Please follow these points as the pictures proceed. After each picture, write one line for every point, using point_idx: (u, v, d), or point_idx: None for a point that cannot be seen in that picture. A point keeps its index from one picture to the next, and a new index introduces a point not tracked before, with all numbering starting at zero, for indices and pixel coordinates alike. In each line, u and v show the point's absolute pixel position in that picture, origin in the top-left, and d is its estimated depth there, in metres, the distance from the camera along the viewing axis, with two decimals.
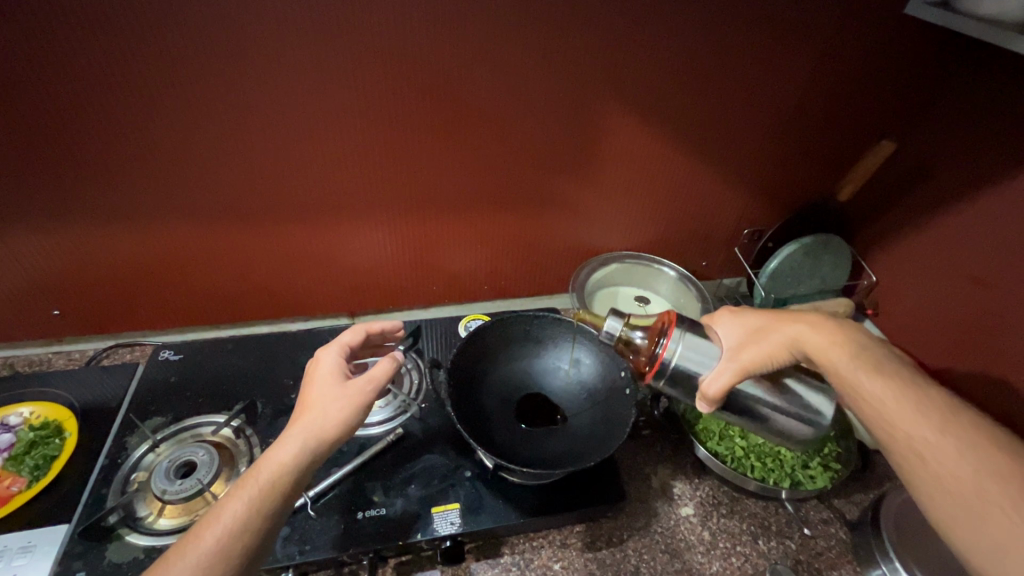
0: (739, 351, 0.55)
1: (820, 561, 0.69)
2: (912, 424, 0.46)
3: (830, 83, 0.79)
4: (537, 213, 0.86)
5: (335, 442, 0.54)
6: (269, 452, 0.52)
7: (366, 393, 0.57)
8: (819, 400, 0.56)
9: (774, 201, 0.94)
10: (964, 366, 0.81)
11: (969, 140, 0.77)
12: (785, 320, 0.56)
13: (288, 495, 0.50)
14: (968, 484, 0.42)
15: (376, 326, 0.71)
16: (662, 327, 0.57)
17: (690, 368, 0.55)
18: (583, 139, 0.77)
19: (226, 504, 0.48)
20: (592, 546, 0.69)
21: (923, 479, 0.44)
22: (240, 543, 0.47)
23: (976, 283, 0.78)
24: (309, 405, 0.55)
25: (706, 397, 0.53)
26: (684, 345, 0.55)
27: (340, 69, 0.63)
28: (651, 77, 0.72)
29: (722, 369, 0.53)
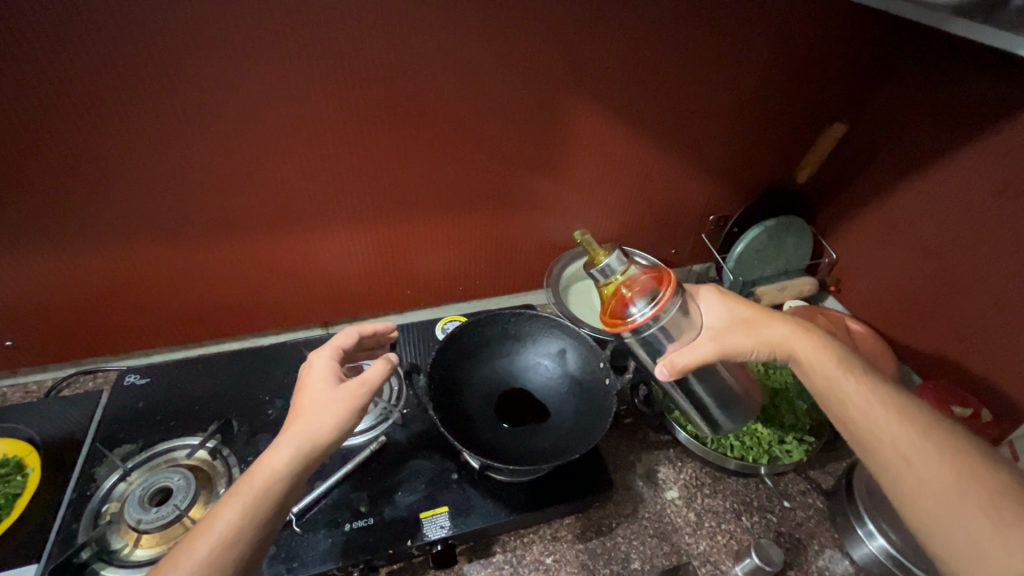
0: (723, 336, 0.59)
1: (800, 531, 0.72)
2: (897, 432, 0.48)
3: (781, 71, 0.81)
4: (507, 211, 0.86)
5: (326, 449, 0.53)
6: (262, 459, 0.51)
7: (360, 396, 0.56)
8: (741, 407, 0.69)
9: (736, 186, 0.97)
10: (923, 333, 0.86)
11: (915, 120, 0.81)
12: (768, 314, 0.60)
13: (280, 506, 0.49)
14: (950, 489, 0.45)
15: (369, 328, 0.69)
16: (659, 294, 0.54)
17: (665, 334, 0.56)
18: (547, 135, 0.78)
19: (216, 515, 0.48)
20: (583, 538, 0.69)
21: (908, 481, 0.47)
22: (235, 553, 0.46)
23: (929, 255, 0.83)
24: (301, 411, 0.54)
25: (673, 365, 0.56)
26: (671, 313, 0.55)
27: (298, 72, 0.62)
28: (612, 68, 0.73)
29: (704, 348, 0.57)
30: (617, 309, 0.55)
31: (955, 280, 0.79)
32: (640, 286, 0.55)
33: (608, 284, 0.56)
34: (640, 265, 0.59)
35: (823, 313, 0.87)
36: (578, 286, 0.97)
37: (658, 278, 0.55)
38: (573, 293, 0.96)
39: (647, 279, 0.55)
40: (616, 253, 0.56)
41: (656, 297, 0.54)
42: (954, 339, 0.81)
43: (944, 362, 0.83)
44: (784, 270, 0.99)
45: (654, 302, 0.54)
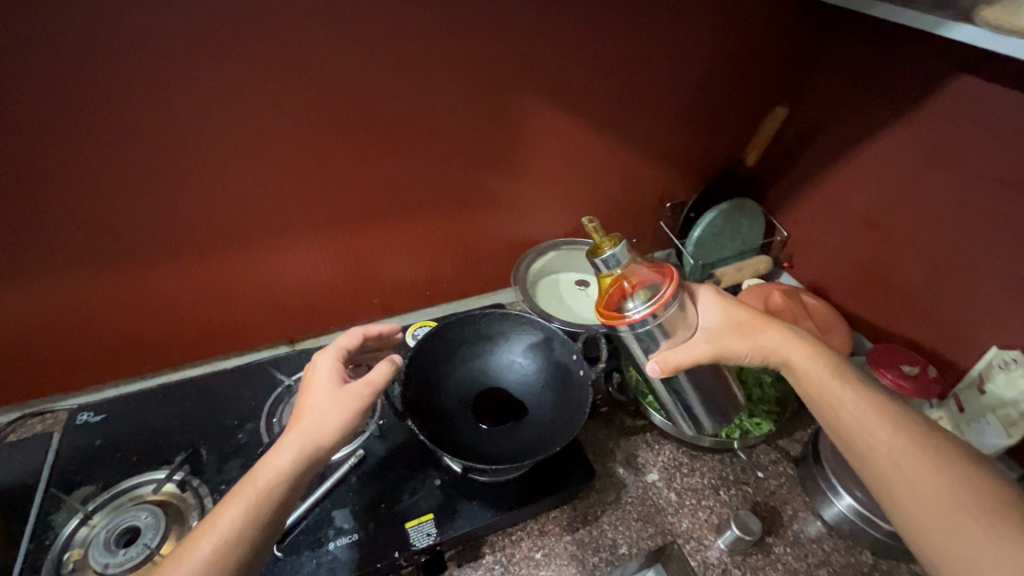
0: (718, 339, 0.61)
1: (774, 499, 0.75)
2: (889, 442, 0.51)
3: (723, 61, 0.85)
4: (469, 212, 0.86)
5: (330, 450, 0.52)
6: (266, 459, 0.51)
7: (362, 399, 0.55)
8: (726, 409, 0.71)
9: (690, 174, 1.00)
10: (869, 300, 0.91)
11: (849, 98, 0.85)
12: (762, 320, 0.62)
13: (284, 504, 0.49)
14: (941, 497, 0.47)
15: (374, 329, 0.68)
16: (660, 295, 0.55)
17: (661, 332, 0.58)
18: (504, 134, 0.79)
19: (219, 513, 0.47)
20: (570, 529, 0.70)
21: (899, 488, 0.49)
22: (239, 551, 0.46)
23: (871, 226, 0.88)
24: (305, 413, 0.54)
25: (664, 363, 0.58)
26: (669, 312, 0.56)
27: (244, 80, 0.60)
28: (564, 62, 0.74)
29: (699, 349, 0.59)
30: (615, 301, 0.57)
31: (895, 249, 0.85)
32: (642, 282, 0.57)
33: (610, 274, 0.59)
34: (644, 263, 0.62)
35: (781, 291, 0.91)
36: (545, 282, 0.97)
37: (662, 278, 0.57)
38: (540, 288, 0.96)
39: (649, 276, 0.58)
40: (622, 246, 0.58)
41: (656, 294, 0.55)
42: (898, 303, 0.87)
43: (890, 326, 0.89)
44: (740, 252, 1.03)
45: (653, 298, 0.55)
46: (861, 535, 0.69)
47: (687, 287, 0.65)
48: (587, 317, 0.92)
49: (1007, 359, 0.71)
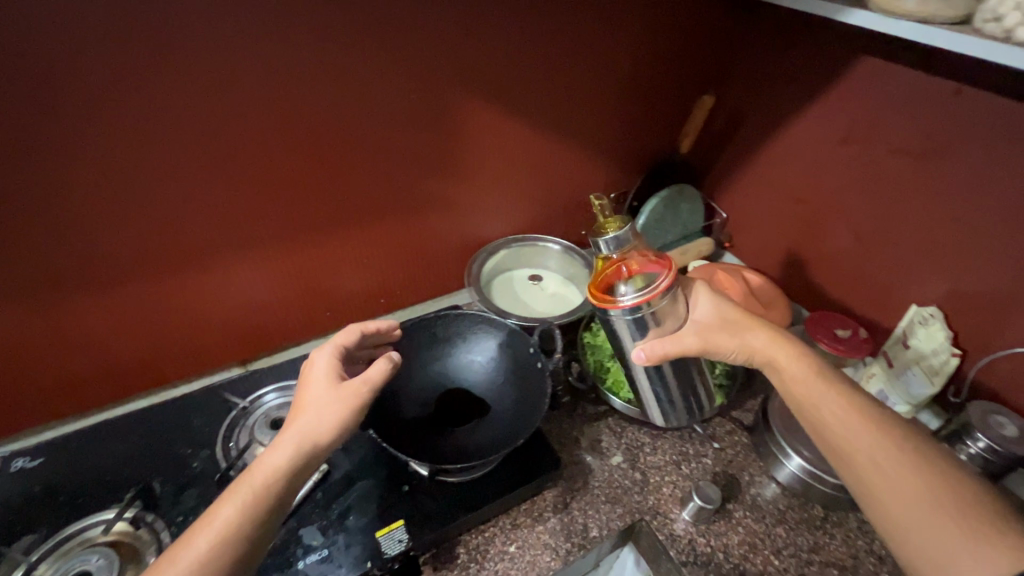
0: (706, 334, 0.64)
1: (732, 467, 0.79)
2: (872, 449, 0.54)
3: (650, 54, 0.88)
4: (416, 215, 0.86)
5: (327, 446, 0.52)
6: (263, 456, 0.50)
7: (361, 395, 0.55)
8: (701, 399, 0.76)
9: (631, 165, 1.02)
10: (805, 272, 0.96)
11: (768, 82, 0.91)
12: (748, 318, 0.66)
13: (280, 502, 0.49)
14: (923, 497, 0.50)
15: (371, 325, 0.67)
16: (655, 284, 0.58)
17: (654, 321, 0.61)
18: (444, 136, 0.79)
19: (217, 508, 0.47)
20: (542, 519, 0.71)
21: (884, 490, 0.52)
22: (229, 552, 0.45)
23: (798, 202, 0.93)
24: (303, 408, 0.54)
25: (650, 351, 0.62)
26: (661, 303, 0.59)
27: (168, 94, 0.58)
28: (497, 61, 0.75)
29: (686, 341, 0.63)
30: (612, 285, 0.61)
31: (822, 222, 0.90)
32: (643, 270, 0.60)
33: (609, 257, 0.62)
34: (648, 250, 0.64)
35: (723, 270, 0.95)
36: (499, 280, 0.98)
37: (661, 268, 0.60)
38: (495, 287, 0.96)
39: (652, 265, 0.61)
40: (626, 230, 0.62)
41: (652, 285, 0.59)
42: (829, 272, 0.92)
43: (824, 295, 0.95)
44: (683, 236, 1.07)
45: (647, 288, 0.58)
46: (812, 492, 0.74)
47: (684, 281, 0.68)
48: (542, 310, 0.94)
49: (926, 316, 0.79)
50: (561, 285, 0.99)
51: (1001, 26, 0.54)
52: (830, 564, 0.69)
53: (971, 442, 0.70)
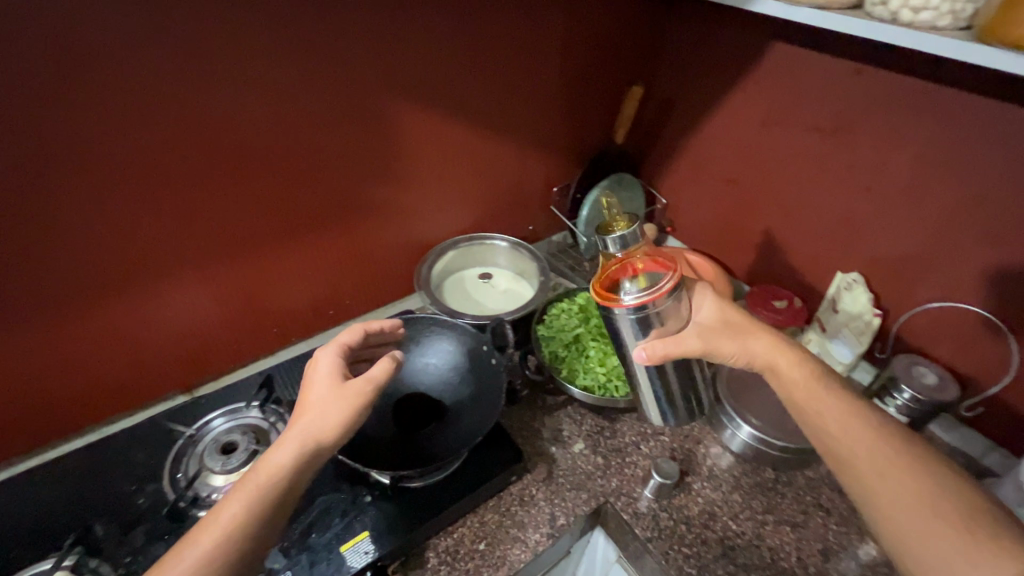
0: (710, 335, 0.60)
1: (688, 442, 0.82)
2: (873, 455, 0.52)
3: (578, 48, 0.91)
4: (357, 221, 0.85)
5: (331, 445, 0.53)
6: (267, 454, 0.50)
7: (365, 395, 0.54)
8: (703, 400, 0.69)
9: (570, 157, 1.04)
10: (741, 250, 1.01)
11: (691, 70, 0.95)
12: (752, 322, 0.62)
13: (287, 498, 0.50)
14: (924, 504, 0.49)
15: (374, 325, 0.66)
16: (663, 284, 0.54)
17: (656, 320, 0.57)
18: (378, 138, 0.79)
19: (223, 506, 0.48)
20: (510, 514, 0.72)
21: (885, 496, 0.50)
22: (236, 546, 0.46)
23: (728, 183, 0.98)
24: (307, 407, 0.53)
25: (652, 351, 0.57)
26: (665, 304, 0.55)
27: (78, 109, 0.56)
28: (425, 61, 0.76)
29: (688, 342, 0.59)
30: (614, 283, 0.56)
31: (752, 200, 0.95)
32: (648, 268, 0.56)
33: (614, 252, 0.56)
34: (651, 246, 0.60)
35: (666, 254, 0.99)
36: (449, 282, 0.97)
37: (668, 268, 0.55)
38: (445, 289, 0.96)
39: (657, 263, 0.56)
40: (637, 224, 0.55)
41: (657, 284, 0.54)
42: (762, 247, 0.97)
43: (760, 269, 1.00)
44: None
45: (653, 288, 0.54)
46: (762, 456, 0.78)
47: (688, 282, 0.64)
48: (495, 307, 0.95)
49: (850, 282, 0.85)
50: (511, 281, 1.00)
51: (888, 9, 0.58)
52: (783, 521, 0.73)
53: (898, 394, 0.76)
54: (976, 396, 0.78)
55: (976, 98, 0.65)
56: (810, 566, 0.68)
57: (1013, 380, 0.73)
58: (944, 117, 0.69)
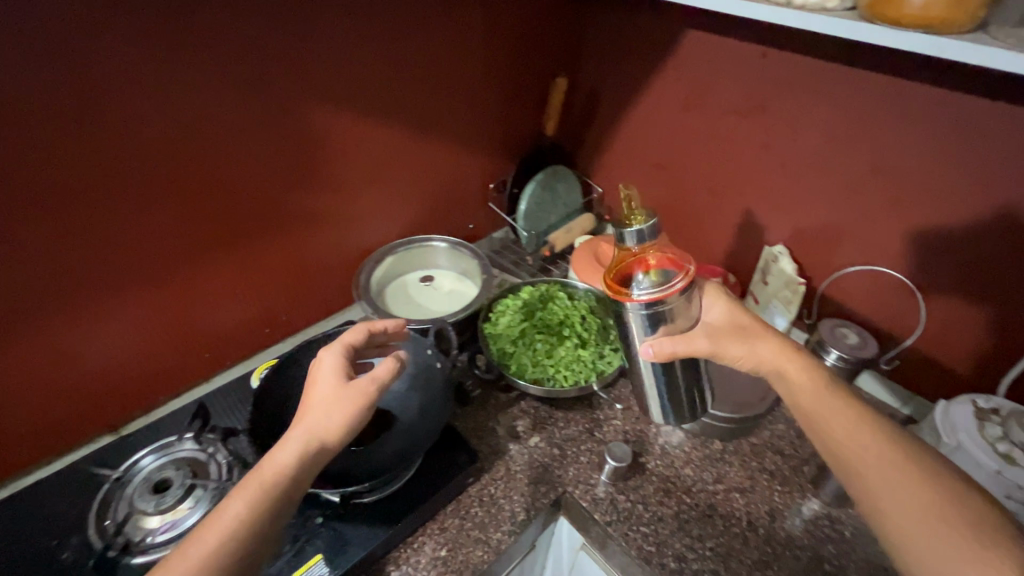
0: (718, 337, 0.61)
1: (639, 423, 0.84)
2: (876, 460, 0.50)
3: (500, 43, 0.91)
4: (285, 232, 0.82)
5: (339, 443, 0.51)
6: (272, 452, 0.49)
7: (369, 393, 0.53)
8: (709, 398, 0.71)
9: (503, 153, 1.04)
10: (674, 232, 1.04)
11: (613, 61, 0.98)
12: (762, 326, 0.63)
13: (289, 499, 0.48)
14: (925, 508, 0.47)
15: (378, 324, 0.66)
16: (675, 280, 0.57)
17: (666, 318, 0.59)
18: (298, 144, 0.76)
19: (227, 506, 0.46)
20: (470, 516, 0.71)
21: (885, 500, 0.48)
22: (238, 545, 0.44)
23: (658, 168, 1.01)
24: (312, 404, 0.52)
25: (659, 349, 0.61)
26: (676, 302, 0.58)
27: None
28: (339, 62, 0.74)
29: (697, 343, 0.61)
30: (626, 278, 0.59)
31: (681, 183, 0.98)
32: (660, 265, 0.59)
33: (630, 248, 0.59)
34: (667, 244, 0.62)
35: (605, 241, 1.01)
36: (391, 288, 0.95)
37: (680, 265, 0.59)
38: (388, 295, 0.94)
39: (669, 261, 0.59)
40: (652, 222, 0.58)
41: (668, 281, 0.57)
42: (693, 228, 1.01)
43: (693, 249, 1.03)
44: (566, 215, 1.10)
45: (663, 285, 0.57)
46: (708, 429, 0.81)
47: (700, 282, 0.66)
48: (440, 309, 0.93)
49: (776, 255, 0.89)
50: (455, 281, 0.99)
51: None
52: (733, 489, 0.76)
53: (826, 356, 0.80)
54: (895, 349, 0.83)
55: (867, 72, 0.71)
56: (759, 527, 0.71)
57: (923, 331, 0.80)
58: (842, 92, 0.74)
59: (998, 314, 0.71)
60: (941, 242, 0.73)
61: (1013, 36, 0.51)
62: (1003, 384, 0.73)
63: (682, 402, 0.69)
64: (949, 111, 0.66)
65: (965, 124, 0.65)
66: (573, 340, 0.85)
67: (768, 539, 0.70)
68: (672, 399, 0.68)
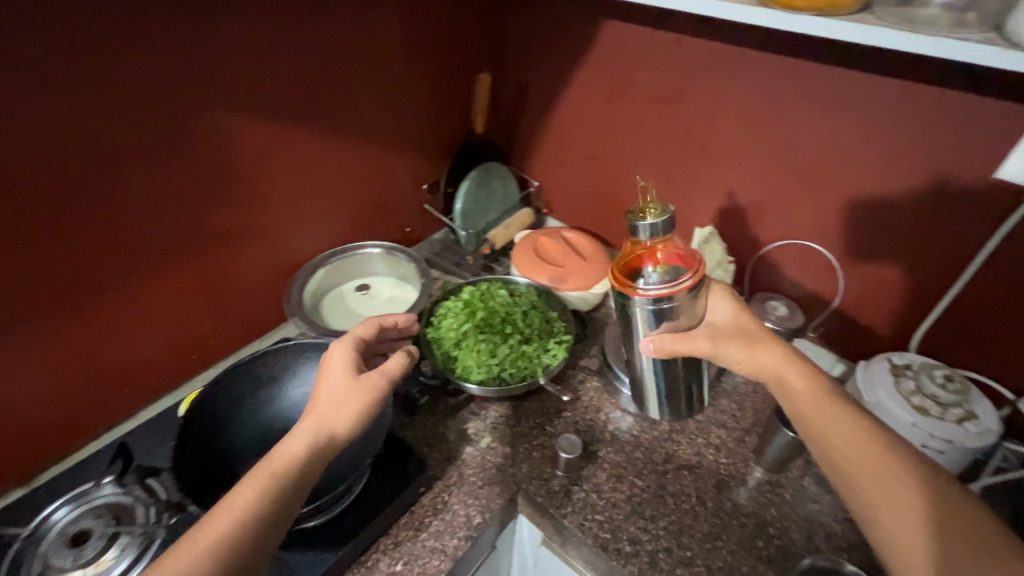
0: (720, 338, 0.62)
1: (589, 412, 0.85)
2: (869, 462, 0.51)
3: (422, 42, 0.89)
4: (205, 251, 0.77)
5: (344, 439, 0.55)
6: (282, 443, 0.52)
7: (378, 387, 0.58)
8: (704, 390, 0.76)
9: (435, 153, 1.02)
10: (610, 221, 1.06)
11: (537, 54, 0.98)
12: (764, 332, 0.63)
13: (299, 489, 0.50)
14: (915, 508, 0.48)
15: (390, 320, 0.69)
16: (684, 278, 0.57)
17: (670, 315, 0.60)
18: (212, 158, 0.71)
19: (238, 493, 0.48)
20: (424, 526, 0.70)
21: (868, 494, 0.51)
22: (248, 534, 0.46)
23: (590, 159, 1.02)
24: (322, 397, 0.56)
25: (659, 345, 0.62)
26: (683, 300, 0.59)
27: None
28: (250, 69, 0.70)
29: (698, 343, 0.62)
30: (634, 272, 0.60)
31: (613, 172, 1.00)
32: (669, 263, 0.59)
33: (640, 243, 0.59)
34: (679, 243, 0.62)
35: (544, 235, 1.03)
36: (326, 301, 0.92)
37: (690, 264, 0.59)
38: (324, 309, 0.90)
39: (679, 260, 0.59)
40: (666, 220, 0.58)
41: (677, 278, 0.58)
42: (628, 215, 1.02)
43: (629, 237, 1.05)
44: (503, 212, 1.09)
45: (671, 281, 0.57)
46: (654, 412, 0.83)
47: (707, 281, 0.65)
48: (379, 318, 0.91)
49: (706, 235, 0.88)
50: (393, 287, 0.96)
51: None
52: (682, 467, 0.78)
53: None
54: (820, 316, 0.88)
55: (774, 56, 0.74)
56: (708, 501, 0.74)
57: (842, 298, 0.85)
58: (753, 76, 0.77)
59: (905, 277, 0.77)
60: (850, 213, 0.77)
61: (894, 15, 0.54)
62: (913, 340, 0.79)
63: (679, 396, 0.74)
64: (848, 90, 0.70)
65: (863, 101, 0.70)
66: (516, 338, 0.84)
67: (717, 512, 0.72)
68: (670, 393, 0.73)
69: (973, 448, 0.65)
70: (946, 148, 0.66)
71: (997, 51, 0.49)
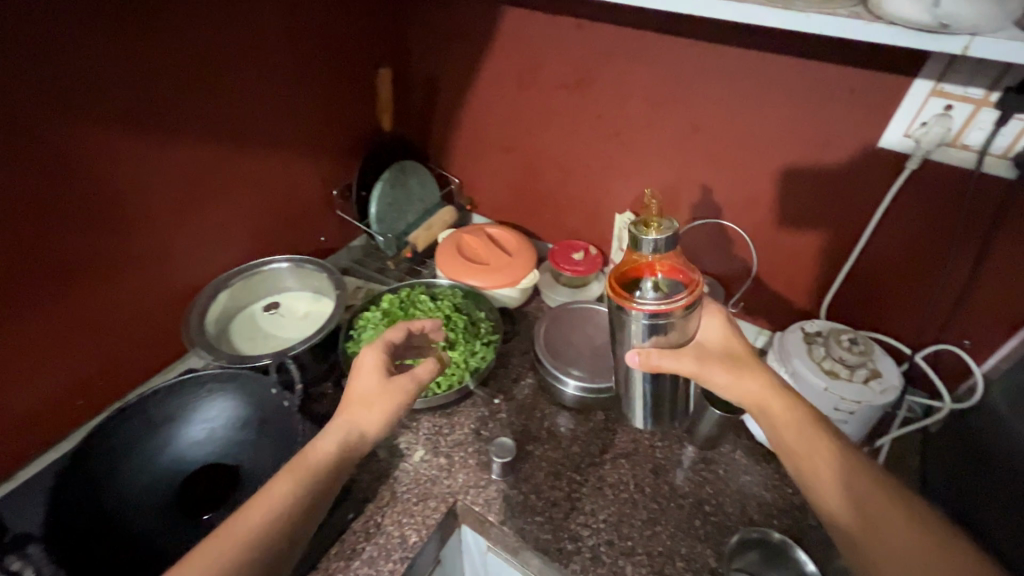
0: (707, 359, 0.58)
1: (523, 410, 0.83)
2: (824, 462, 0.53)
3: (316, 37, 0.83)
4: (82, 285, 0.68)
5: (372, 438, 0.58)
6: (316, 441, 0.55)
7: (410, 390, 0.60)
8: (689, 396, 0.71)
9: (344, 155, 0.97)
10: (534, 213, 1.04)
11: (442, 46, 0.94)
12: (753, 357, 0.59)
13: (330, 484, 0.54)
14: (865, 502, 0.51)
15: (417, 326, 0.72)
16: (682, 294, 0.52)
17: (661, 330, 0.54)
18: (79, 180, 0.63)
19: (271, 488, 0.52)
20: (356, 554, 0.65)
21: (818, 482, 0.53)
22: (284, 525, 0.50)
23: (506, 151, 0.99)
24: (353, 399, 0.59)
25: (645, 358, 0.56)
26: (678, 318, 0.53)
27: None
28: (114, 76, 0.62)
29: (685, 362, 0.57)
30: (631, 283, 0.54)
31: (531, 164, 0.98)
32: (667, 278, 0.54)
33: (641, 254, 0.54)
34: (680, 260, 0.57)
35: (468, 232, 0.99)
36: (232, 324, 0.85)
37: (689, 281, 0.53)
38: (229, 334, 0.84)
39: (678, 276, 0.54)
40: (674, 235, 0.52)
41: (675, 295, 0.52)
42: (550, 206, 1.01)
43: (554, 228, 1.04)
44: (424, 211, 1.05)
45: (669, 297, 0.52)
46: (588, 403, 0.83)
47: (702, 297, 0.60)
48: (292, 337, 0.85)
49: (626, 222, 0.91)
50: (307, 302, 0.90)
51: None
52: (618, 456, 0.78)
53: None
54: (739, 291, 0.90)
55: (671, 37, 0.74)
56: (646, 487, 0.74)
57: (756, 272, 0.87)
58: (653, 58, 0.77)
59: (811, 247, 0.80)
60: (754, 189, 0.79)
61: None
62: (823, 307, 0.82)
63: (663, 408, 0.67)
64: (742, 68, 0.71)
65: (757, 79, 0.71)
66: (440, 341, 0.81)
67: (655, 496, 0.73)
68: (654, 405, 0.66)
69: (881, 404, 0.68)
70: (835, 120, 0.69)
71: (862, 24, 0.50)
